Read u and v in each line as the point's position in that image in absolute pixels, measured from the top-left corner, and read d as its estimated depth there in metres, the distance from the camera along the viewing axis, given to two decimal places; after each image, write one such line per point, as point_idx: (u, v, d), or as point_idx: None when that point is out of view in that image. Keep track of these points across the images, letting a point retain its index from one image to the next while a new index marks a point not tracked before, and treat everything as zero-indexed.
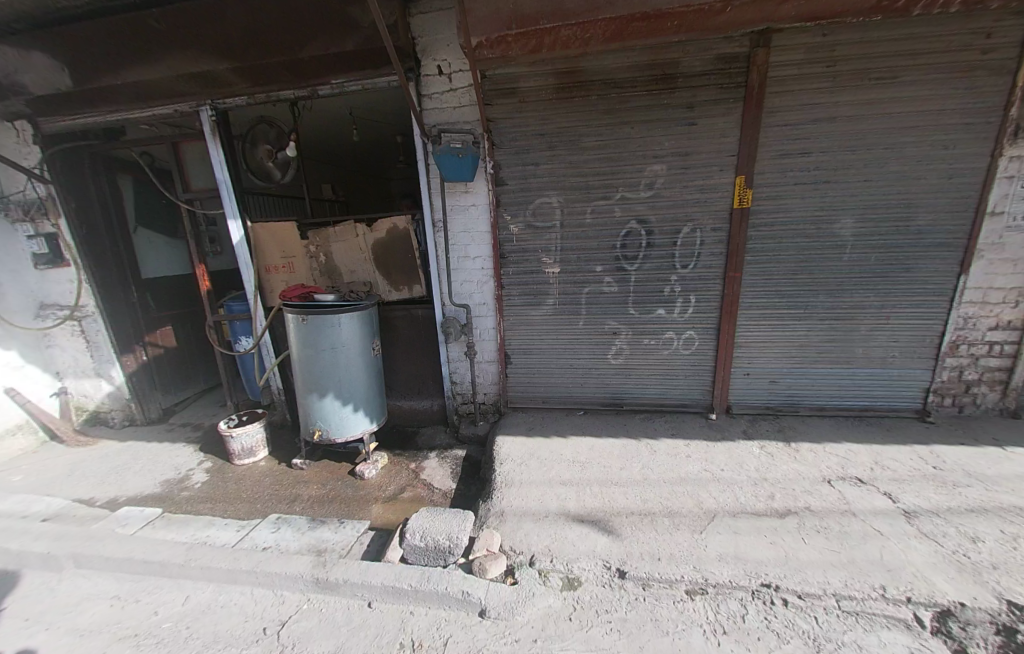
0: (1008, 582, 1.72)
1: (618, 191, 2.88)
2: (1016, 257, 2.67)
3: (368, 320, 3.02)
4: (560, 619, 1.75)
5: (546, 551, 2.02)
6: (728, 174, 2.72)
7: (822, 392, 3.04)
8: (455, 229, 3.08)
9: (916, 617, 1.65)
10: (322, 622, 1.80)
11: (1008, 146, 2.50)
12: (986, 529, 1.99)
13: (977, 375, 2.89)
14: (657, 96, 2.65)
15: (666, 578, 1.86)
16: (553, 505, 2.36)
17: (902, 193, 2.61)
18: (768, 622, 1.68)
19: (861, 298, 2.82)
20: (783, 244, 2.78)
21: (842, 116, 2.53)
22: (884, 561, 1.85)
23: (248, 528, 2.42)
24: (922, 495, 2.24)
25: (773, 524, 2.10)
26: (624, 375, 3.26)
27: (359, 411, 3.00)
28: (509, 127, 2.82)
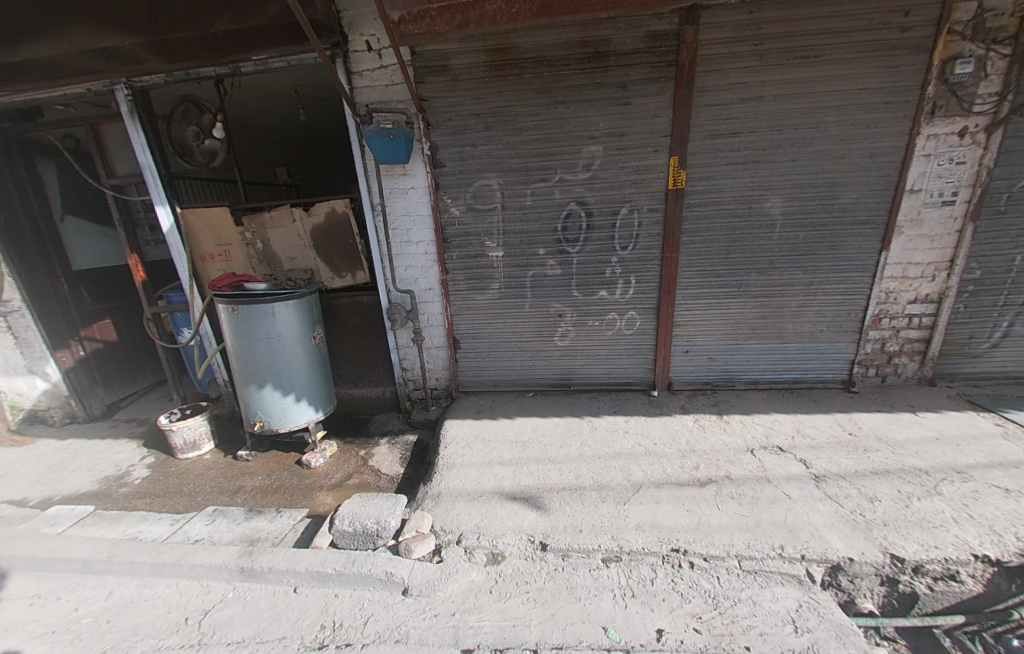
0: (895, 537, 1.85)
1: (556, 173, 2.84)
2: (932, 233, 2.79)
3: (306, 309, 2.94)
4: (480, 592, 1.81)
5: (473, 529, 2.07)
6: (663, 155, 2.72)
7: (757, 367, 3.16)
8: (395, 213, 3.00)
9: (808, 572, 1.79)
10: (245, 609, 1.83)
11: (925, 124, 2.57)
12: (884, 489, 2.14)
13: (898, 346, 3.05)
14: (590, 74, 2.61)
15: (584, 548, 1.94)
16: (488, 485, 2.40)
17: (827, 172, 2.67)
18: (674, 585, 1.79)
19: (790, 276, 2.91)
20: (716, 224, 2.84)
21: (769, 96, 2.55)
22: (788, 522, 1.97)
23: (183, 521, 2.40)
24: (834, 460, 2.38)
25: (693, 493, 2.21)
26: (571, 356, 3.31)
27: (301, 401, 2.97)
28: (444, 107, 2.74)
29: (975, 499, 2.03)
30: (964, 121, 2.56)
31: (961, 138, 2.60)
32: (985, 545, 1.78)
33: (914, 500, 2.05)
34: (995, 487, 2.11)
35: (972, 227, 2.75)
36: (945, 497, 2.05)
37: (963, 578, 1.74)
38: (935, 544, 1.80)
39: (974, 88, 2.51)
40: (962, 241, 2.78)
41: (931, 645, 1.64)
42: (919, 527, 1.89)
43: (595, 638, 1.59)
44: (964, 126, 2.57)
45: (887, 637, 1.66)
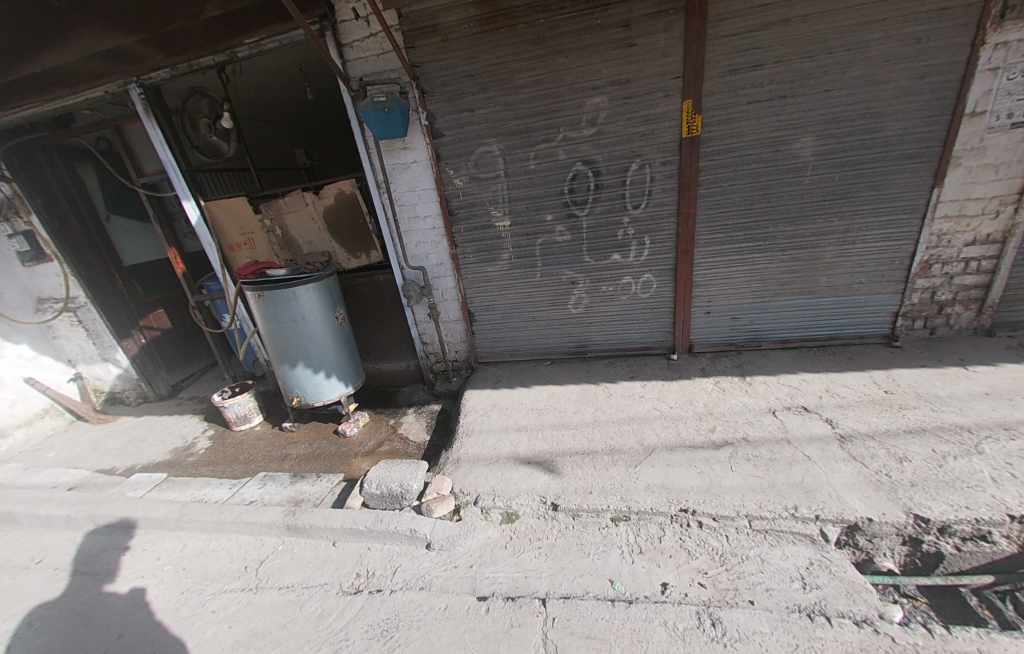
0: (923, 498, 1.76)
1: (560, 131, 2.69)
2: (1000, 161, 2.41)
3: (326, 290, 3.07)
4: (495, 547, 1.96)
5: (488, 491, 2.20)
6: (675, 100, 2.50)
7: (785, 324, 2.99)
8: (399, 189, 3.00)
9: (822, 532, 1.77)
10: (293, 559, 2.10)
11: (995, 29, 2.17)
12: (917, 449, 2.02)
13: (952, 294, 2.75)
14: (590, 17, 2.39)
15: (593, 508, 2.02)
16: (505, 450, 2.51)
17: (869, 100, 2.35)
18: (682, 543, 1.84)
19: (824, 224, 2.66)
20: (738, 172, 2.61)
21: (796, 17, 2.24)
22: (804, 483, 1.93)
23: (239, 485, 2.73)
24: (863, 419, 2.27)
25: (706, 456, 2.21)
26: (586, 323, 3.27)
27: (331, 377, 3.17)
28: (437, 71, 2.63)
29: (1021, 457, 1.88)
30: None
31: None
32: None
33: (949, 459, 1.93)
34: None
35: None
36: (986, 456, 1.91)
37: (996, 539, 1.66)
38: (966, 504, 1.70)
39: None
40: None
41: (958, 603, 1.61)
42: (951, 487, 1.79)
43: (602, 589, 1.69)
44: None
45: (909, 596, 1.64)
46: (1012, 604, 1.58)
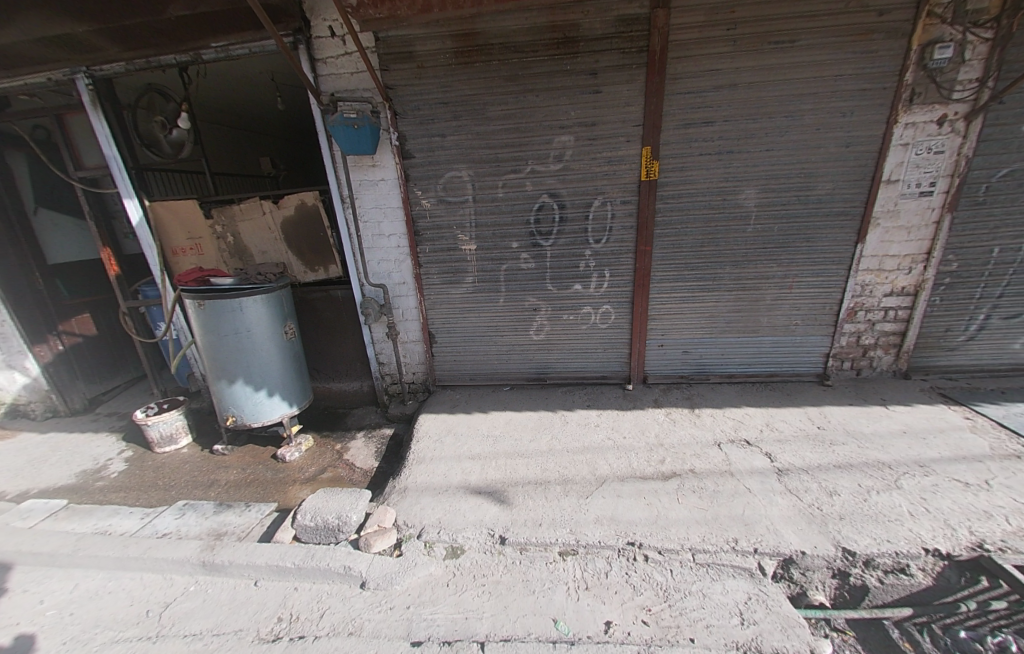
0: (850, 531, 1.86)
1: (528, 164, 2.79)
2: (910, 224, 2.73)
3: (276, 303, 2.92)
4: (437, 585, 1.83)
5: (434, 523, 2.08)
6: (635, 145, 2.67)
7: (731, 360, 3.16)
8: (364, 205, 2.95)
9: (760, 566, 1.80)
10: (205, 602, 1.86)
11: (903, 112, 2.49)
12: (845, 483, 2.14)
13: (874, 339, 3.03)
14: (560, 62, 2.54)
15: (542, 542, 1.96)
16: (456, 479, 2.41)
17: (803, 162, 2.61)
18: (628, 578, 1.81)
19: (765, 269, 2.88)
20: (690, 216, 2.80)
21: (742, 83, 2.48)
22: (745, 515, 1.99)
23: (153, 515, 2.42)
24: (799, 454, 2.39)
25: (654, 487, 2.23)
26: (547, 350, 3.30)
27: (274, 396, 2.97)
28: (410, 95, 2.67)
29: (933, 493, 2.04)
30: (942, 109, 2.48)
31: (941, 126, 2.53)
32: (938, 539, 1.79)
33: (873, 494, 2.06)
34: (956, 481, 2.11)
35: (950, 218, 2.69)
36: (904, 491, 2.06)
37: (913, 571, 1.76)
38: (887, 538, 1.81)
39: (953, 75, 2.42)
40: (939, 233, 2.73)
41: (884, 635, 1.68)
42: (875, 521, 1.90)
43: (546, 631, 1.61)
44: (944, 113, 2.50)
45: (839, 628, 1.69)
46: (929, 637, 1.69)
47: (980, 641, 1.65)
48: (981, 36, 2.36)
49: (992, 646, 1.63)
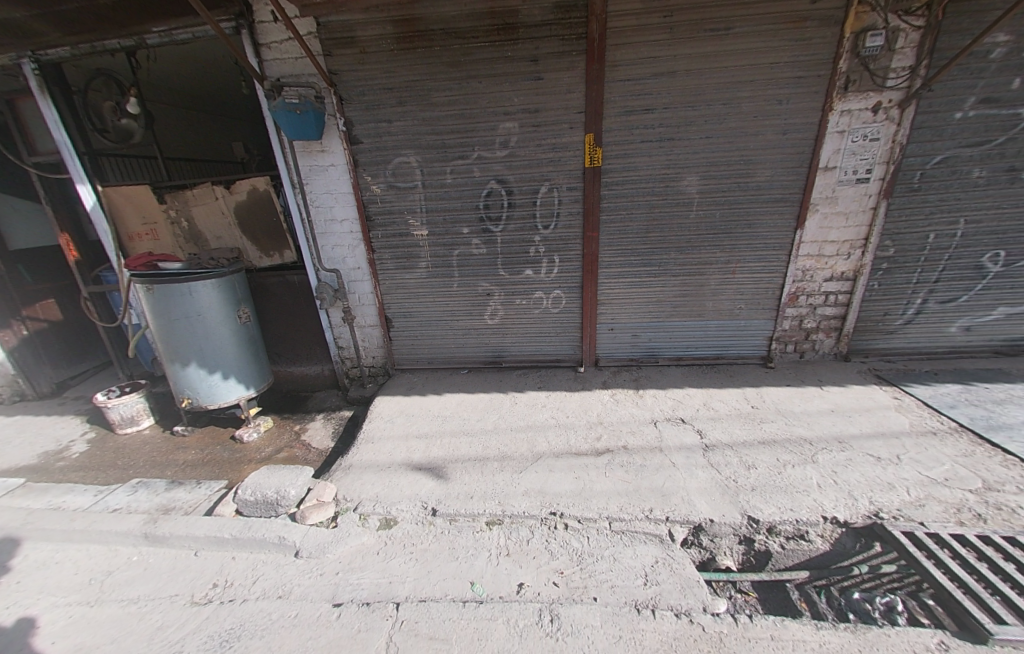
0: (757, 500, 1.98)
1: (475, 150, 2.82)
2: (847, 210, 2.80)
3: (230, 288, 2.97)
4: (366, 553, 1.93)
5: (370, 497, 2.17)
6: (578, 132, 2.72)
7: (678, 343, 3.26)
8: (316, 191, 2.99)
9: (669, 533, 1.92)
10: (147, 570, 1.96)
11: (838, 99, 2.54)
12: (763, 457, 2.26)
13: (815, 323, 3.13)
14: (500, 48, 2.56)
15: (470, 513, 2.06)
16: (400, 456, 2.50)
17: (741, 149, 2.68)
18: (547, 544, 1.92)
19: (708, 254, 2.96)
20: (634, 202, 2.87)
21: (680, 71, 2.53)
22: (664, 487, 2.10)
23: (107, 492, 2.50)
24: (727, 431, 2.51)
25: (586, 462, 2.34)
26: (502, 335, 3.37)
27: (229, 379, 3.04)
28: (355, 80, 2.68)
29: (845, 466, 2.14)
30: (878, 96, 2.54)
31: (875, 114, 2.58)
32: (839, 508, 1.89)
33: (787, 467, 2.17)
34: (868, 455, 2.22)
35: (885, 204, 2.75)
36: (817, 465, 2.17)
37: (812, 537, 1.86)
38: (791, 507, 1.91)
39: (886, 62, 2.46)
40: (875, 219, 2.80)
41: (784, 596, 1.81)
42: (783, 491, 2.01)
43: (461, 592, 1.71)
44: (877, 102, 2.55)
45: (743, 589, 1.82)
46: (825, 597, 1.79)
47: (869, 600, 1.75)
48: (913, 22, 2.39)
49: (880, 606, 1.72)
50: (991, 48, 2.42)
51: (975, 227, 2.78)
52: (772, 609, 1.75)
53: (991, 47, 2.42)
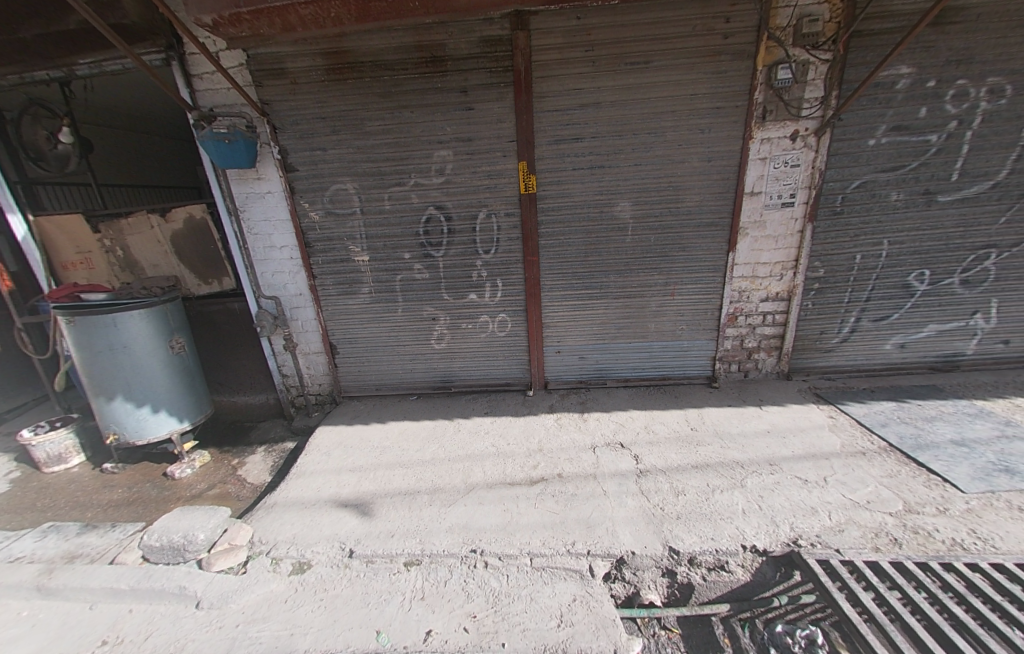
0: (680, 530, 1.94)
1: (412, 177, 2.84)
2: (776, 234, 2.88)
3: (161, 317, 2.89)
4: (274, 601, 1.81)
5: (287, 539, 2.06)
6: (512, 160, 2.77)
7: (625, 364, 3.28)
8: (253, 217, 2.95)
9: (590, 568, 1.85)
10: (33, 628, 1.81)
11: (757, 128, 2.65)
12: (694, 483, 2.24)
13: (756, 342, 3.18)
14: (430, 80, 2.62)
15: (387, 553, 1.96)
16: (328, 492, 2.40)
17: (669, 176, 2.76)
18: (465, 585, 1.83)
19: (647, 277, 3.02)
20: (571, 227, 2.92)
21: (605, 101, 2.62)
22: (591, 519, 2.05)
23: (13, 538, 2.34)
24: (664, 455, 2.49)
25: (518, 493, 2.28)
26: (450, 359, 3.33)
27: (159, 412, 2.91)
28: (289, 110, 2.70)
29: (771, 490, 2.13)
30: (795, 125, 2.64)
31: (794, 141, 2.68)
32: (759, 536, 1.87)
33: (716, 492, 2.15)
34: (797, 478, 2.20)
35: (812, 227, 2.84)
36: (745, 489, 2.15)
37: (733, 568, 1.82)
38: (711, 536, 1.89)
39: (798, 93, 2.57)
40: (803, 241, 2.88)
41: (706, 631, 1.67)
42: (707, 518, 1.99)
43: (364, 643, 1.61)
44: (795, 129, 2.65)
45: (666, 626, 1.70)
46: (748, 631, 1.65)
47: (790, 634, 1.59)
48: (820, 57, 2.51)
49: (802, 639, 1.56)
50: (895, 80, 2.54)
51: (898, 247, 2.88)
52: (695, 647, 1.62)
53: (896, 79, 2.54)
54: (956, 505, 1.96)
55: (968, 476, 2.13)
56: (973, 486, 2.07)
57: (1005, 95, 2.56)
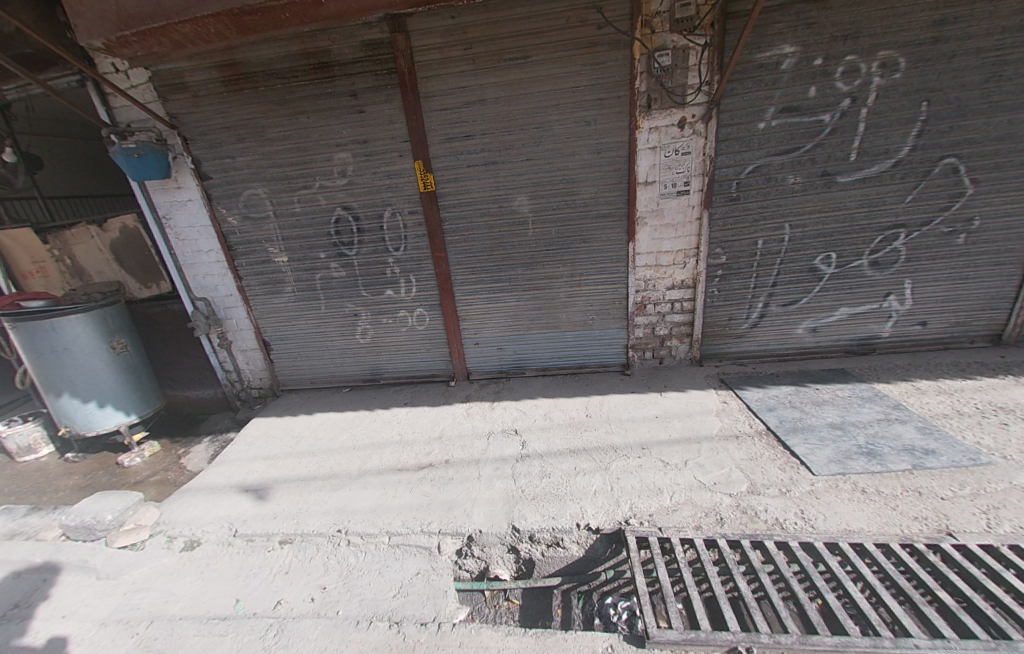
0: (529, 510, 2.06)
1: (316, 180, 2.96)
2: (674, 222, 2.89)
3: (101, 321, 3.15)
4: (161, 573, 2.03)
5: (185, 521, 2.30)
6: (408, 159, 2.85)
7: (541, 354, 3.38)
8: (178, 224, 3.16)
9: (439, 545, 1.99)
10: None
11: (643, 118, 2.64)
12: (563, 466, 2.36)
13: (667, 329, 3.22)
14: (320, 85, 2.71)
15: (266, 532, 2.16)
16: (236, 479, 2.62)
17: (562, 169, 2.80)
18: (326, 561, 2.00)
19: (553, 269, 3.09)
20: (473, 223, 3.00)
21: (490, 98, 2.65)
22: (455, 500, 2.19)
23: None
24: (549, 440, 2.61)
25: (402, 478, 2.45)
26: (374, 353, 3.49)
27: (105, 406, 3.21)
28: (195, 122, 2.86)
29: (630, 472, 2.22)
30: (681, 112, 2.61)
31: (682, 129, 2.65)
32: (597, 516, 1.98)
33: (578, 475, 2.27)
34: (660, 461, 2.29)
35: (709, 214, 2.83)
36: (606, 472, 2.25)
37: (568, 544, 1.94)
38: (553, 515, 2.01)
39: (682, 78, 2.54)
40: (702, 229, 2.88)
41: (544, 603, 1.79)
42: (558, 499, 2.11)
43: (221, 609, 1.79)
44: (682, 117, 2.63)
45: (509, 597, 1.82)
46: (582, 602, 1.75)
47: (615, 606, 1.70)
48: (698, 41, 2.47)
49: (624, 611, 1.67)
50: (780, 59, 2.47)
51: (802, 231, 2.84)
52: (531, 617, 1.73)
53: (781, 59, 2.47)
54: (801, 486, 2.01)
55: (825, 459, 2.16)
56: (826, 469, 2.10)
57: (900, 69, 2.45)
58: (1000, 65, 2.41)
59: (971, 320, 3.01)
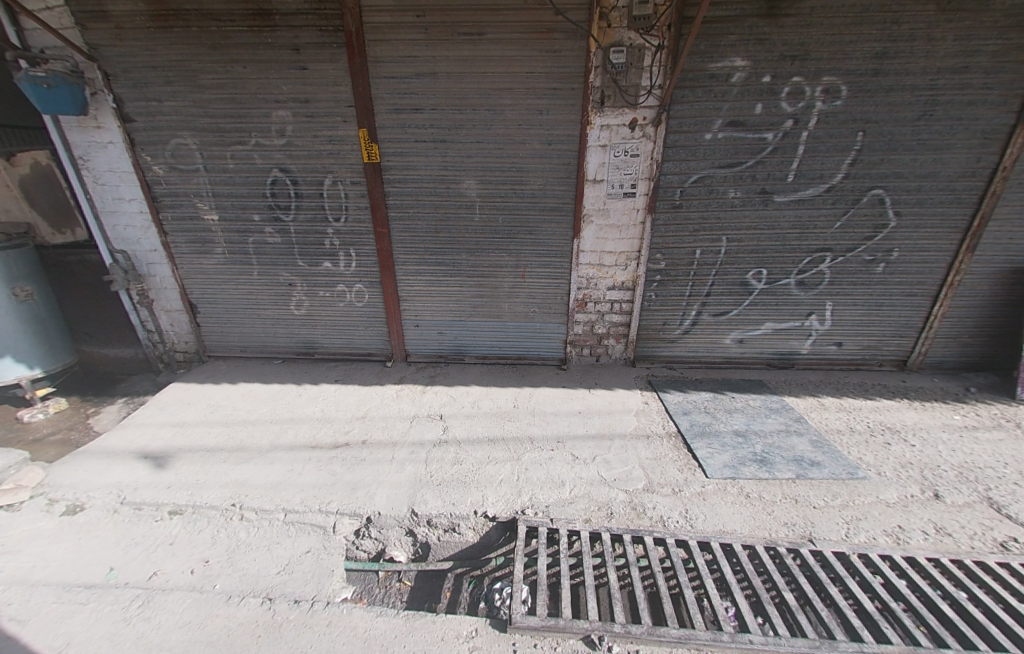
0: (431, 495, 2.08)
1: (252, 136, 2.77)
2: (619, 223, 2.91)
3: (1, 265, 2.87)
4: (33, 537, 1.92)
5: (71, 484, 2.18)
6: (353, 126, 2.71)
7: (481, 342, 3.37)
8: (97, 167, 2.89)
9: (335, 525, 1.98)
10: None
11: (596, 114, 2.61)
12: (477, 454, 2.38)
13: (605, 328, 3.27)
14: (260, 34, 2.52)
15: (156, 502, 2.08)
16: (138, 445, 2.50)
17: (511, 157, 2.75)
18: (216, 534, 1.95)
19: (498, 258, 3.06)
20: (418, 202, 2.91)
21: (441, 72, 2.55)
22: (360, 482, 2.18)
23: None
24: (471, 428, 2.63)
25: (313, 455, 2.40)
26: (310, 326, 3.38)
27: (2, 358, 2.96)
28: (117, 56, 2.61)
29: (539, 464, 2.27)
30: (633, 113, 2.60)
31: (633, 130, 2.65)
32: (496, 505, 2.01)
33: (489, 463, 2.30)
34: (570, 455, 2.35)
35: (652, 219, 2.87)
36: (517, 463, 2.30)
37: (464, 530, 1.97)
38: (453, 502, 2.03)
39: (636, 79, 2.52)
40: (645, 233, 2.92)
41: (436, 585, 1.83)
42: (463, 486, 2.14)
43: (89, 578, 1.72)
44: (633, 118, 2.62)
45: (402, 578, 1.86)
46: (472, 587, 1.81)
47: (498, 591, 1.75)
48: (653, 42, 2.44)
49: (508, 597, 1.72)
50: (731, 72, 2.49)
51: (738, 245, 2.93)
52: (419, 598, 1.79)
53: (732, 71, 2.49)
54: (691, 487, 2.11)
55: (721, 464, 2.29)
56: (719, 473, 2.22)
57: (840, 96, 2.53)
58: (930, 106, 2.53)
59: (881, 345, 3.23)
